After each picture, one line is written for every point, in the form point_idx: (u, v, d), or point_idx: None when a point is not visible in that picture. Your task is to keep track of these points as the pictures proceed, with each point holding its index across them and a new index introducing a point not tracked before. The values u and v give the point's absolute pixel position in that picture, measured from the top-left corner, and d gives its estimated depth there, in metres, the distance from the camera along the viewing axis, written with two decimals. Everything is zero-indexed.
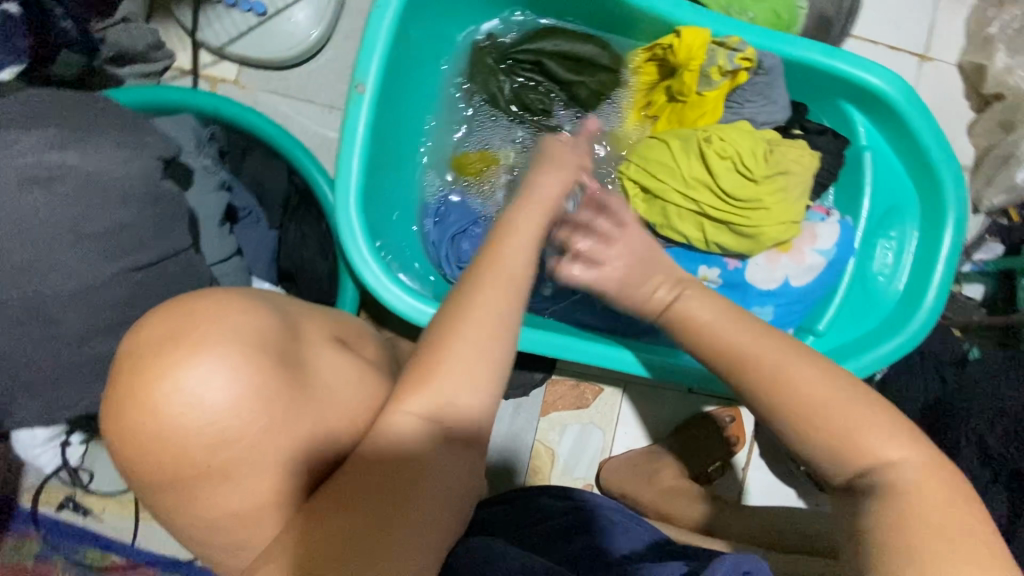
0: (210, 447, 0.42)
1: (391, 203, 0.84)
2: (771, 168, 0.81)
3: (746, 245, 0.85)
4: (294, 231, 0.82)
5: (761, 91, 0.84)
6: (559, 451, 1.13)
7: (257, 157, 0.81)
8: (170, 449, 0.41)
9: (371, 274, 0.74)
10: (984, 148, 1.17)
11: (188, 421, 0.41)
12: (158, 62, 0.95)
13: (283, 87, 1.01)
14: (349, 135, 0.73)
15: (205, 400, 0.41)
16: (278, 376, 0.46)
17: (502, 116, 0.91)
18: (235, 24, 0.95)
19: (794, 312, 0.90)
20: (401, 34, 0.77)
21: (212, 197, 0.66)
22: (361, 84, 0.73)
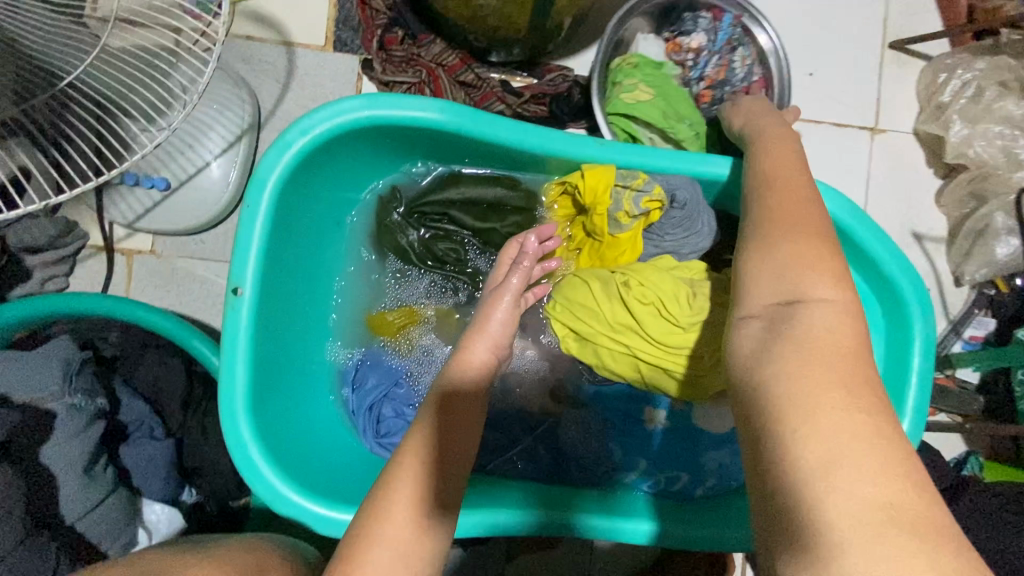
0: None
1: (298, 385, 0.79)
2: (698, 315, 0.73)
3: (687, 392, 0.77)
4: (195, 428, 0.76)
5: (680, 224, 0.78)
6: None
7: (150, 356, 0.76)
8: None
9: (267, 486, 0.68)
10: (957, 219, 1.08)
11: None
12: (70, 245, 0.93)
13: (200, 250, 0.99)
14: (230, 343, 0.68)
15: None
16: None
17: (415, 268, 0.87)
18: (138, 201, 0.93)
19: None
20: (285, 220, 0.73)
21: (75, 444, 0.61)
22: (238, 287, 0.68)
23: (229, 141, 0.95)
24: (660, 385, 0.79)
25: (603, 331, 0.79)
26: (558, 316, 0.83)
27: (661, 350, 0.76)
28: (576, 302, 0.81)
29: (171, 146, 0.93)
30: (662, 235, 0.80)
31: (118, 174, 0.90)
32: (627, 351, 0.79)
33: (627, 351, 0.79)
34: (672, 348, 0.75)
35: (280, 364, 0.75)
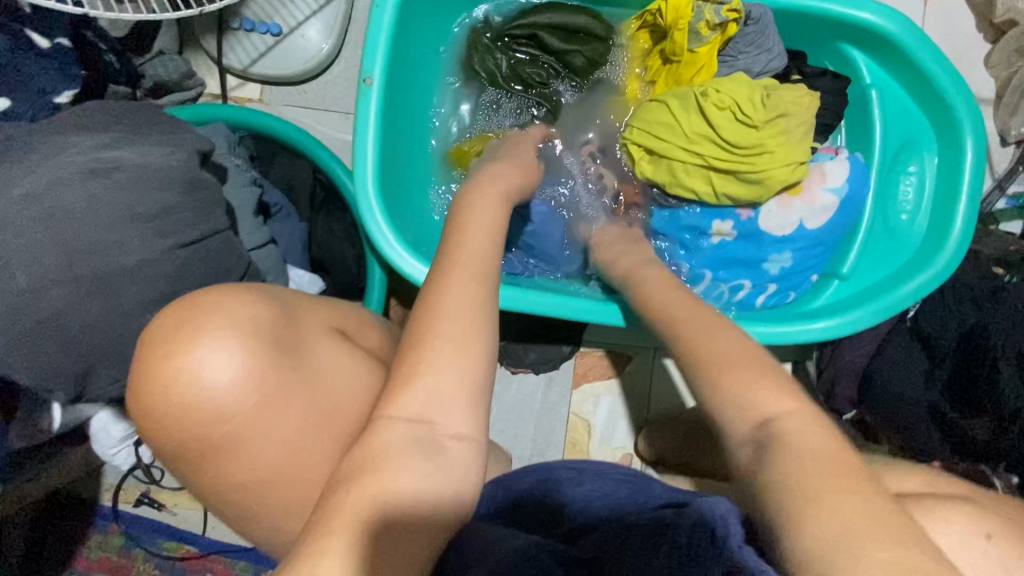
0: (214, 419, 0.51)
1: (411, 189, 0.90)
2: (771, 112, 0.82)
3: (754, 192, 0.86)
4: (322, 224, 0.88)
5: (754, 41, 0.86)
6: (595, 422, 1.15)
7: (282, 159, 0.88)
8: (181, 418, 0.50)
9: (392, 250, 0.79)
10: (1005, 79, 1.13)
11: (197, 395, 0.50)
12: (192, 89, 1.03)
13: (303, 99, 1.10)
14: (363, 125, 0.78)
15: (209, 376, 0.50)
16: (272, 356, 0.53)
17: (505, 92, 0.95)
18: (254, 46, 1.04)
19: (813, 254, 0.90)
20: (401, 29, 0.83)
21: (246, 191, 0.72)
22: (369, 77, 0.78)
23: None
24: (728, 193, 0.87)
25: (680, 143, 0.87)
26: (634, 139, 0.92)
27: (731, 154, 0.85)
28: (653, 121, 0.89)
29: None
30: (737, 53, 0.88)
31: (238, 19, 1.02)
32: (698, 161, 0.87)
33: (700, 160, 0.87)
34: (743, 149, 0.84)
35: (399, 160, 0.86)
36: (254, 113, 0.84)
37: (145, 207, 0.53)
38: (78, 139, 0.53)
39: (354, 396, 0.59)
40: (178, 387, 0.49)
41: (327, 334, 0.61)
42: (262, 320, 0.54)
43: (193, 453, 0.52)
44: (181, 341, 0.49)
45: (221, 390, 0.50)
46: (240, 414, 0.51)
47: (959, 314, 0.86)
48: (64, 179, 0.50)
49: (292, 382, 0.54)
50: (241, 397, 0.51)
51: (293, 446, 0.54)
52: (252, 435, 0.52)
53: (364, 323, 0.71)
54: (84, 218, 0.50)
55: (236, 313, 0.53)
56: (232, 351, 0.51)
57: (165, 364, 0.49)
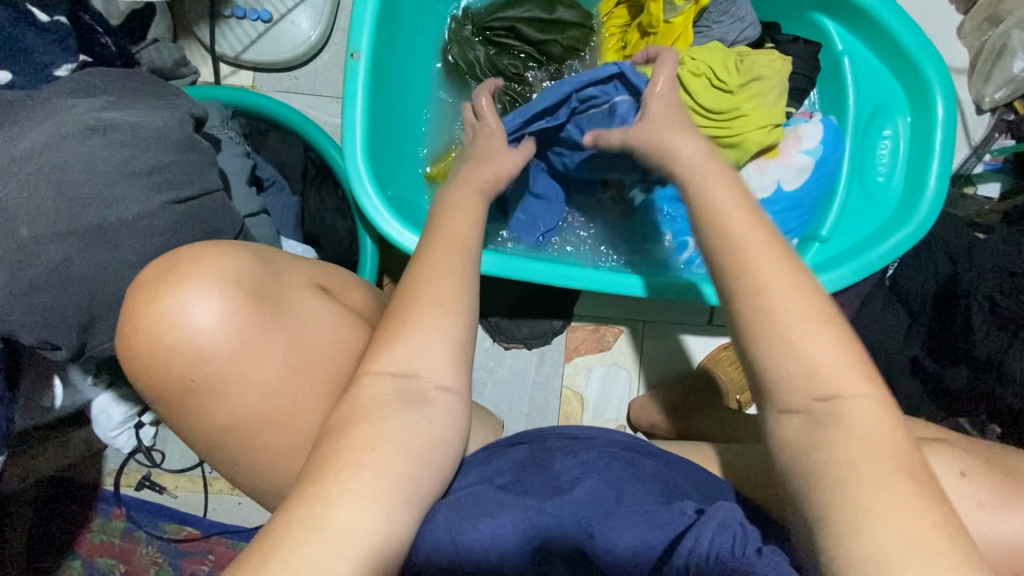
0: (193, 363, 0.55)
1: (400, 165, 0.93)
2: (745, 75, 0.85)
3: (732, 156, 0.88)
4: (314, 198, 0.91)
5: (727, 11, 0.90)
6: (588, 394, 1.17)
7: (274, 136, 0.91)
8: (164, 359, 0.55)
9: (382, 219, 0.81)
10: (977, 48, 1.17)
11: (177, 339, 0.54)
12: (186, 77, 1.07)
13: (294, 85, 1.12)
14: (350, 98, 0.81)
15: (189, 321, 0.54)
16: (251, 307, 0.57)
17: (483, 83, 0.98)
18: (246, 32, 1.07)
19: (793, 217, 0.92)
20: (387, 7, 0.86)
21: (239, 161, 0.75)
22: (355, 52, 0.81)
23: None
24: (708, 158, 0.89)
25: None
26: None
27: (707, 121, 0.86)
28: None
29: None
30: (710, 24, 0.91)
31: (231, 7, 1.06)
32: None
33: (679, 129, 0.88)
34: (718, 115, 0.86)
35: (387, 140, 0.89)
36: (251, 95, 0.87)
37: (142, 164, 0.55)
38: (78, 100, 0.56)
39: (333, 342, 0.62)
40: (160, 332, 0.54)
41: (311, 291, 0.65)
42: (244, 274, 0.58)
43: (178, 394, 0.56)
44: (159, 291, 0.54)
45: (198, 336, 0.54)
46: (221, 357, 0.55)
47: (933, 267, 0.88)
48: (65, 135, 0.53)
49: (269, 330, 0.58)
50: (218, 343, 0.55)
51: (274, 389, 0.58)
52: (231, 378, 0.56)
53: (347, 284, 0.76)
54: (84, 171, 0.53)
55: (213, 267, 0.57)
56: (208, 300, 0.55)
57: (150, 310, 0.54)
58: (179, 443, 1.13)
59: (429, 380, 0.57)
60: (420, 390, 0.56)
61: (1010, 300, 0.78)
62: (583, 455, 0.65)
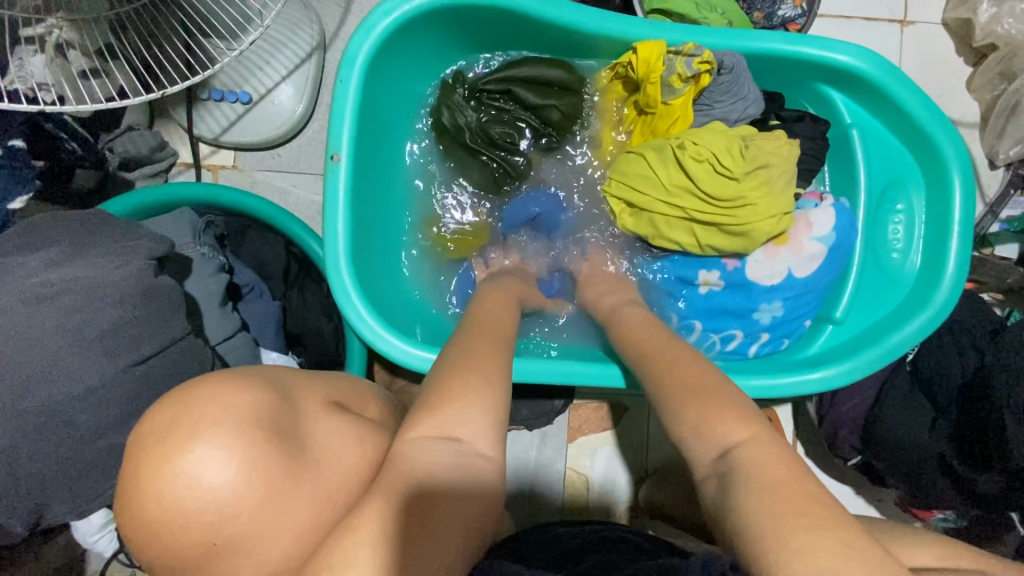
0: (211, 525, 0.47)
1: (387, 259, 0.88)
2: (750, 164, 0.80)
3: (739, 244, 0.84)
4: (297, 297, 0.86)
5: (727, 90, 0.84)
6: (593, 476, 1.12)
7: (253, 235, 0.86)
8: (171, 527, 0.46)
9: (368, 328, 0.77)
10: (988, 102, 1.12)
11: (188, 500, 0.46)
12: (164, 160, 1.01)
13: (277, 163, 1.08)
14: (332, 202, 0.76)
15: (200, 479, 0.47)
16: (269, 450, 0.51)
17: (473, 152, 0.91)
18: (225, 114, 1.02)
19: (804, 302, 0.87)
20: (370, 99, 0.81)
21: (211, 281, 0.70)
22: (336, 153, 0.76)
23: (300, 58, 1.03)
24: (713, 244, 0.85)
25: (660, 197, 0.85)
26: (614, 191, 0.90)
27: (711, 206, 0.82)
28: (631, 174, 0.87)
29: (249, 61, 1.01)
30: (711, 102, 0.86)
31: (207, 90, 1.00)
32: (680, 214, 0.85)
33: (682, 214, 0.85)
34: (723, 201, 0.82)
35: (373, 237, 0.84)
36: (236, 194, 0.83)
37: (95, 328, 0.50)
38: (25, 260, 0.51)
39: (354, 464, 0.58)
40: (173, 496, 0.46)
41: (323, 409, 0.61)
42: (253, 409, 0.51)
43: (197, 555, 0.48)
44: (171, 444, 0.47)
45: (223, 493, 0.47)
46: (247, 511, 0.48)
47: (958, 359, 0.83)
48: (9, 307, 0.48)
49: (287, 472, 0.51)
50: (237, 497, 0.48)
51: (304, 529, 0.53)
52: (257, 533, 0.50)
53: (362, 396, 0.71)
54: (30, 348, 0.48)
55: (231, 406, 0.51)
56: (232, 451, 0.48)
57: (161, 472, 0.46)
58: None
59: (473, 453, 0.49)
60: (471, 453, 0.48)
61: None
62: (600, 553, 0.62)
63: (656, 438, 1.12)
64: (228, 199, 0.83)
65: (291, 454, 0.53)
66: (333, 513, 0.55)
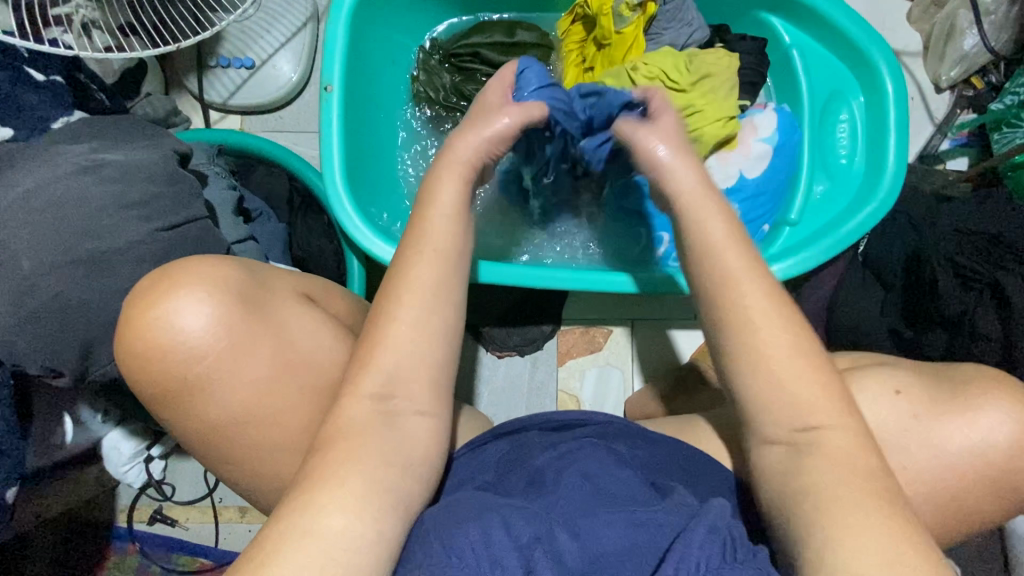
0: (185, 361, 0.59)
1: (381, 188, 0.98)
2: (694, 75, 0.90)
3: (694, 150, 0.92)
4: (302, 225, 0.96)
5: (676, 16, 0.96)
6: (583, 396, 1.19)
7: (260, 170, 0.97)
8: (155, 358, 0.58)
9: (363, 237, 0.86)
10: (928, 31, 1.21)
11: (168, 339, 0.58)
12: (178, 125, 1.13)
13: (279, 124, 1.19)
14: (326, 129, 0.87)
15: (180, 326, 0.58)
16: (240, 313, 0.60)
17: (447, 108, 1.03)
18: (231, 80, 1.14)
19: (758, 204, 0.95)
20: (356, 44, 0.93)
21: (225, 193, 0.81)
22: (329, 84, 0.87)
23: (296, 27, 1.15)
24: None
25: None
26: None
27: (667, 119, 0.91)
28: None
29: (251, 32, 1.14)
30: (660, 30, 0.96)
31: (215, 57, 1.13)
32: None
33: None
34: (676, 112, 0.91)
35: (365, 166, 0.94)
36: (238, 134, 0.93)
37: (131, 197, 0.61)
38: (72, 145, 0.61)
39: (319, 344, 0.65)
40: (151, 334, 0.58)
41: (296, 296, 0.69)
42: (230, 283, 0.61)
43: (175, 395, 0.60)
44: (158, 296, 0.58)
45: (190, 335, 0.58)
46: (212, 355, 0.59)
47: (900, 239, 0.90)
48: (60, 176, 0.58)
49: (255, 333, 0.61)
50: (208, 345, 0.59)
51: (262, 383, 0.61)
52: (220, 377, 0.60)
53: (330, 293, 0.80)
54: (78, 208, 0.58)
55: (207, 275, 0.60)
56: (202, 303, 0.58)
57: (146, 314, 0.58)
58: (187, 474, 1.16)
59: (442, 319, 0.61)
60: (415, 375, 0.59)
61: (968, 256, 0.83)
62: (562, 449, 0.67)
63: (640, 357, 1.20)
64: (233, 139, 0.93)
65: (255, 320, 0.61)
66: (293, 374, 0.63)
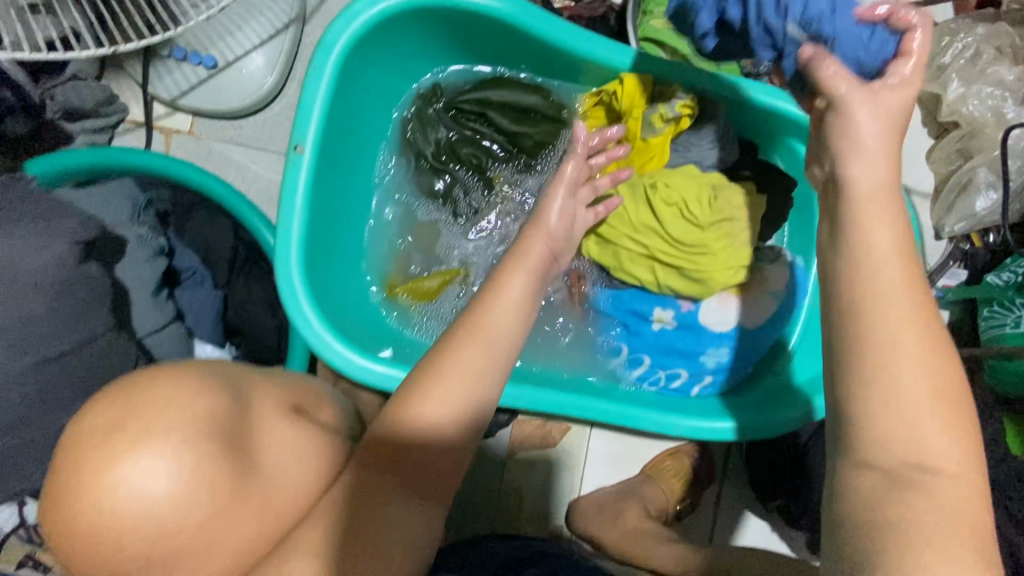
0: (156, 538, 0.45)
1: (340, 260, 0.85)
2: (717, 214, 0.81)
3: (696, 290, 0.85)
4: (241, 288, 0.81)
5: (705, 134, 0.85)
6: (527, 492, 1.11)
7: (201, 215, 0.80)
8: (111, 535, 0.43)
9: (312, 333, 0.73)
10: (944, 175, 1.17)
11: (129, 514, 0.43)
12: (111, 116, 0.95)
13: (238, 135, 1.02)
14: (289, 196, 0.72)
15: (146, 493, 0.44)
16: (222, 464, 0.48)
17: (438, 168, 0.90)
18: (185, 76, 0.95)
19: (753, 352, 0.88)
20: (343, 92, 0.78)
21: (147, 267, 0.65)
22: (299, 145, 0.73)
23: (276, 28, 0.96)
24: (671, 285, 0.86)
25: (626, 231, 0.85)
26: None
27: (675, 250, 0.83)
28: None
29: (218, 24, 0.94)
30: (688, 145, 0.87)
31: (169, 47, 0.93)
32: (643, 251, 0.85)
33: (646, 251, 0.85)
34: (686, 247, 0.82)
35: (328, 234, 0.80)
36: (180, 166, 0.78)
37: None
38: None
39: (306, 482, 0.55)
40: (101, 504, 0.43)
41: (282, 413, 0.57)
42: (203, 414, 0.48)
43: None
44: (114, 451, 0.44)
45: (161, 501, 0.44)
46: (189, 523, 0.46)
47: None
48: None
49: (241, 492, 0.49)
50: (180, 514, 0.45)
51: (244, 548, 0.50)
52: (198, 549, 0.47)
53: (319, 398, 0.66)
54: None
55: (180, 415, 0.47)
56: (176, 457, 0.45)
57: (97, 476, 0.43)
58: None
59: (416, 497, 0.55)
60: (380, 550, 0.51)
61: None
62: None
63: (597, 453, 1.12)
64: (170, 172, 0.78)
65: (239, 471, 0.49)
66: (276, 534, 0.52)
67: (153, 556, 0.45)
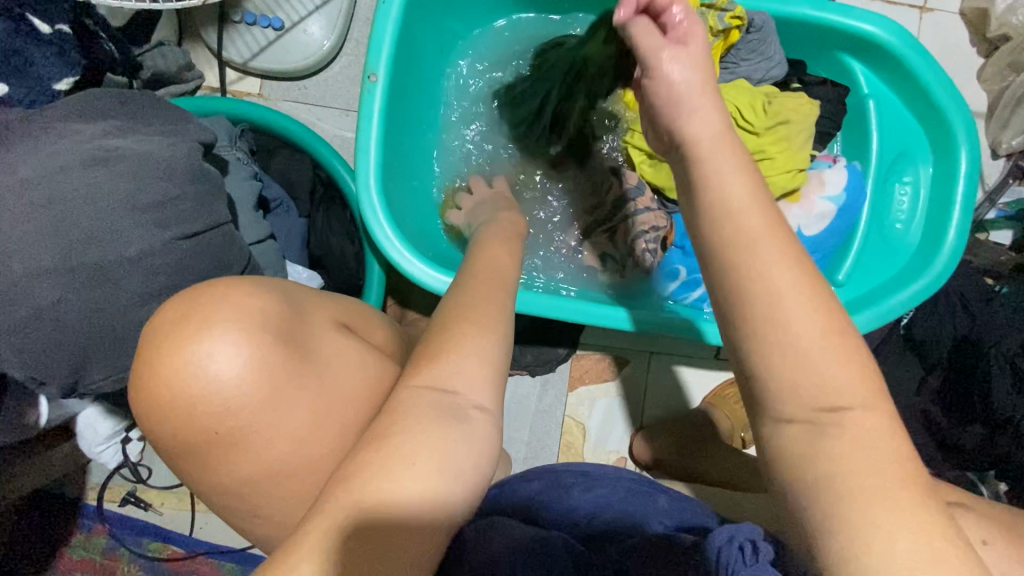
0: (217, 416, 0.47)
1: (411, 192, 0.90)
2: (772, 119, 0.83)
3: None
4: (323, 220, 0.88)
5: (755, 48, 0.87)
6: (590, 424, 1.15)
7: (283, 154, 0.88)
8: (181, 413, 0.46)
9: (393, 249, 0.78)
10: (997, 92, 1.15)
11: (198, 391, 0.46)
12: (191, 81, 1.03)
13: (303, 95, 1.08)
14: (366, 123, 0.78)
15: (213, 373, 0.46)
16: (280, 354, 0.50)
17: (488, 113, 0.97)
18: (255, 40, 1.03)
19: (811, 261, 0.90)
20: (408, 30, 0.84)
21: (246, 184, 0.72)
22: (373, 74, 0.78)
23: None
24: None
25: None
26: (634, 141, 0.91)
27: None
28: None
29: None
30: (738, 60, 0.89)
31: (240, 12, 1.01)
32: None
33: None
34: None
35: (399, 164, 0.86)
36: (283, 117, 0.84)
37: (146, 198, 0.53)
38: (84, 127, 0.54)
39: (361, 382, 0.56)
40: (174, 381, 0.46)
41: (331, 328, 0.58)
42: (262, 311, 0.50)
43: (166, 452, 0.49)
44: (178, 337, 0.46)
45: (222, 387, 0.47)
46: (245, 410, 0.48)
47: (951, 320, 0.88)
48: (67, 165, 0.51)
49: (302, 381, 0.51)
50: (243, 397, 0.47)
51: (328, 429, 0.53)
52: (262, 430, 0.49)
53: (368, 321, 0.69)
54: (89, 204, 0.51)
55: (242, 306, 0.49)
56: (240, 345, 0.47)
57: (169, 356, 0.46)
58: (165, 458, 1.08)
59: (471, 403, 0.49)
60: (467, 407, 0.48)
61: None
62: (600, 492, 0.64)
63: (601, 414, 1.15)
64: (275, 123, 0.84)
65: (298, 361, 0.51)
66: (336, 425, 0.53)
67: (219, 432, 0.48)
